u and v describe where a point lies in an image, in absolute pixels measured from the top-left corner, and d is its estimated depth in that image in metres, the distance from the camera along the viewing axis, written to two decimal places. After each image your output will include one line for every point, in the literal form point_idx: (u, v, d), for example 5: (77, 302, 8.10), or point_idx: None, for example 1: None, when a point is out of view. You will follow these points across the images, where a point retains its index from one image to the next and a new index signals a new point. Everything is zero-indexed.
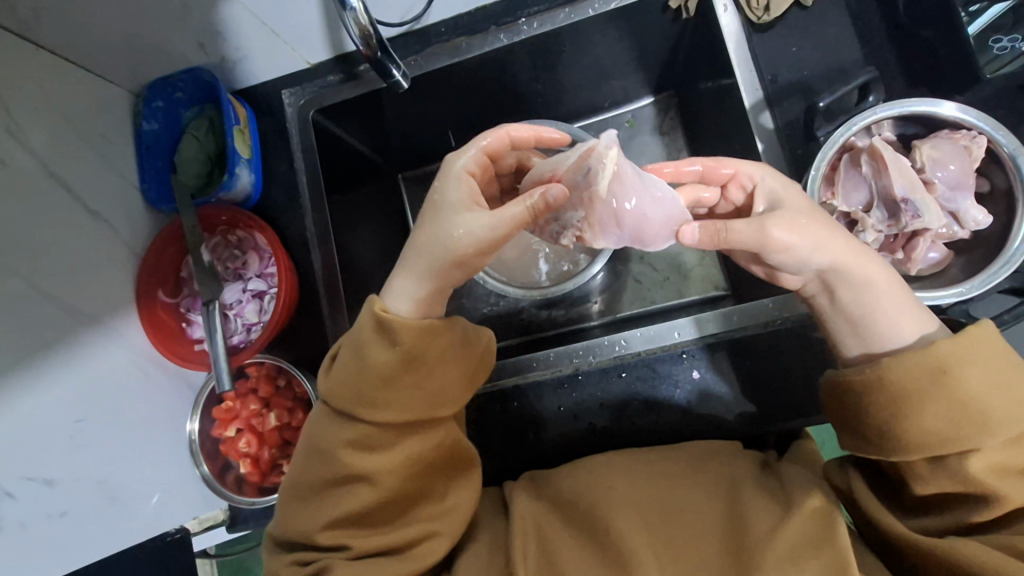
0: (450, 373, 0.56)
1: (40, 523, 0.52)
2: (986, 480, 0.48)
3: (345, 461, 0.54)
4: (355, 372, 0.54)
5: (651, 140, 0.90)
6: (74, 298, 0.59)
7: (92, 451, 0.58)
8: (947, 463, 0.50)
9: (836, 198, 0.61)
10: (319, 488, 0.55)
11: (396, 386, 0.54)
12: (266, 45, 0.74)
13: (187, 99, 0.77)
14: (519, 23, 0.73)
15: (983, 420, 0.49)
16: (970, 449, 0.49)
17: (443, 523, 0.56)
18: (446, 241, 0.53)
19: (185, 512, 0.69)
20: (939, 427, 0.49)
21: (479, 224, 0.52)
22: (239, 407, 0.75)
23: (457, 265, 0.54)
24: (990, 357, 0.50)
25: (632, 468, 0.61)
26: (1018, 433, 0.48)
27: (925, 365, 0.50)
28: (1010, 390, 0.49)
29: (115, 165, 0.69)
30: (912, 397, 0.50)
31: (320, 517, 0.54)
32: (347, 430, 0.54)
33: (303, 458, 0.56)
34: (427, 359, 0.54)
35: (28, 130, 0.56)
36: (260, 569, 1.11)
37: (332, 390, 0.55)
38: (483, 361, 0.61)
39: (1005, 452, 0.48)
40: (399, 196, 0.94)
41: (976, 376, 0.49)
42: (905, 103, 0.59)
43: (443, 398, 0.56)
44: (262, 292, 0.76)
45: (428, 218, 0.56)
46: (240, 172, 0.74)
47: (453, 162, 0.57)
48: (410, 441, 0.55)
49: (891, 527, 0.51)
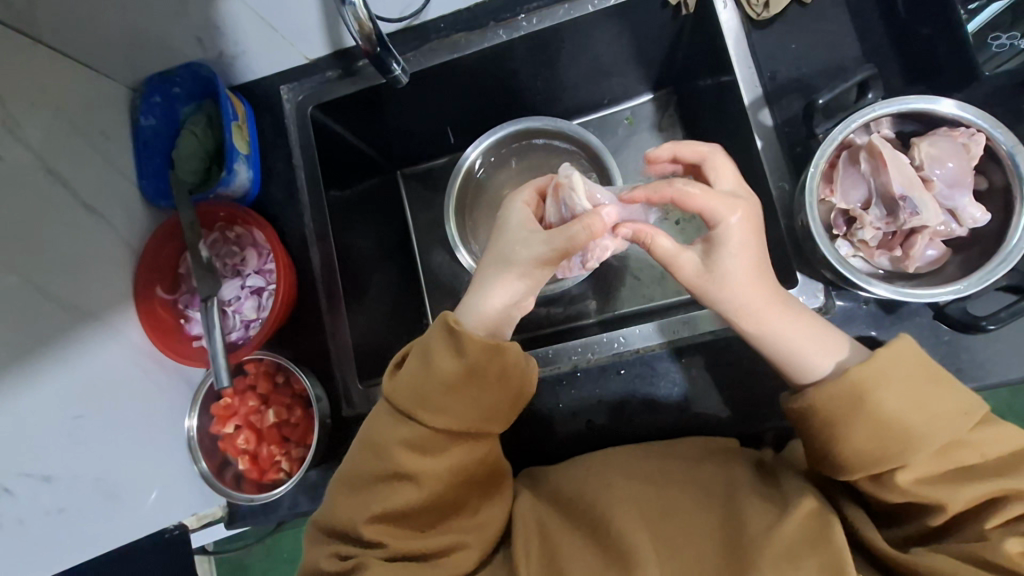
0: (506, 394, 0.57)
1: (39, 521, 0.52)
2: (923, 492, 0.50)
3: (395, 459, 0.55)
4: (420, 377, 0.55)
5: (650, 137, 0.90)
6: (71, 293, 0.59)
7: (89, 448, 0.58)
8: (885, 479, 0.52)
9: (834, 195, 0.62)
10: (365, 483, 0.56)
11: (454, 396, 0.55)
12: (264, 40, 0.73)
13: (184, 94, 0.77)
14: (519, 18, 0.73)
15: (905, 437, 0.51)
16: (898, 467, 0.51)
17: (474, 536, 0.57)
18: (507, 257, 0.58)
19: (184, 508, 0.69)
20: (867, 450, 0.51)
21: (539, 239, 0.57)
22: (237, 403, 0.75)
23: (521, 278, 0.58)
24: (905, 375, 0.51)
25: (615, 467, 0.61)
26: (944, 443, 0.51)
27: (845, 393, 0.52)
28: (929, 404, 0.51)
29: (112, 160, 0.68)
30: (839, 422, 0.52)
31: (365, 509, 0.55)
32: (404, 429, 0.55)
33: (358, 451, 0.57)
34: (488, 376, 0.55)
35: (24, 124, 0.56)
36: (258, 567, 1.11)
37: (396, 390, 0.56)
38: (533, 389, 0.59)
39: (933, 462, 0.51)
40: (398, 192, 0.94)
41: (893, 398, 0.51)
42: (903, 100, 0.58)
43: (496, 416, 0.57)
44: (261, 289, 0.76)
45: (494, 239, 0.61)
46: (239, 168, 0.74)
47: (514, 196, 0.64)
48: (461, 450, 0.56)
49: (868, 536, 0.52)
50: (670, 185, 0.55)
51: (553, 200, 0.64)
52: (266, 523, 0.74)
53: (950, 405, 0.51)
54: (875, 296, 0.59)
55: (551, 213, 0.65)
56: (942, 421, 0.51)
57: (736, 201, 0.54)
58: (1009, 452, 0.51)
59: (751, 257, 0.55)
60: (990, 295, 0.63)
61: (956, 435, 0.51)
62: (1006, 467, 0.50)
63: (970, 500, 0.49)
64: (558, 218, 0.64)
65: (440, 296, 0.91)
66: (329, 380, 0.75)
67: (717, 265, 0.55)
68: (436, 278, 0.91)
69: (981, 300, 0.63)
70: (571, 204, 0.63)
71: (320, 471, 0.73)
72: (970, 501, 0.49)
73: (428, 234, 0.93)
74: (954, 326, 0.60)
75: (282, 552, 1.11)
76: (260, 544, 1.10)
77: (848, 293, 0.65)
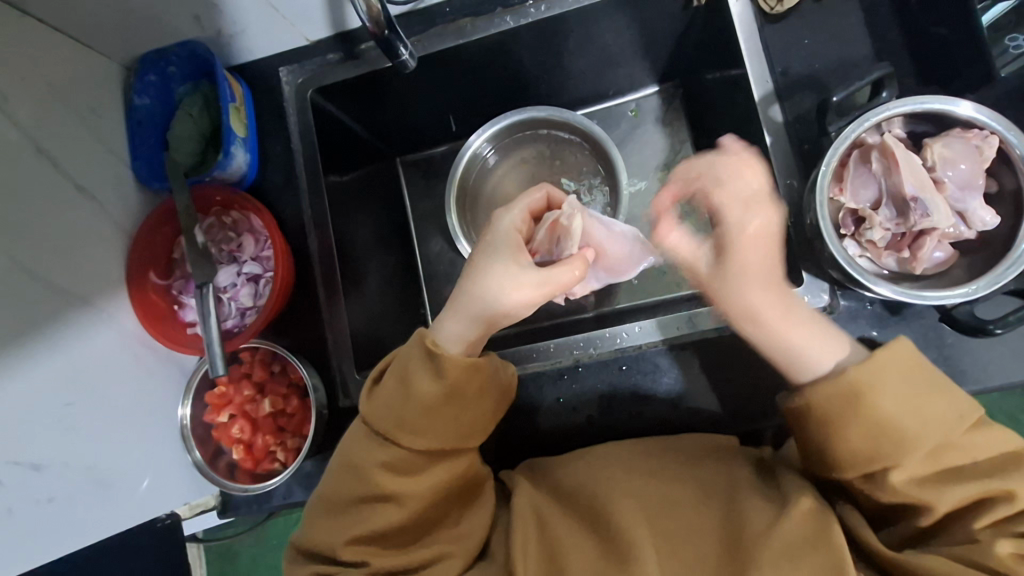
0: (483, 410, 0.58)
1: (26, 509, 0.51)
2: (911, 492, 0.50)
3: (375, 482, 0.55)
4: (398, 399, 0.56)
5: (654, 131, 0.89)
6: (64, 276, 0.57)
7: (80, 434, 0.56)
8: (877, 479, 0.51)
9: (844, 194, 0.61)
10: (345, 503, 0.56)
11: (434, 416, 0.56)
12: (265, 20, 0.71)
13: (181, 74, 0.74)
14: (526, 5, 0.71)
15: (899, 437, 0.50)
16: (889, 466, 0.50)
17: (457, 546, 0.57)
18: (495, 296, 0.56)
19: (175, 497, 0.68)
20: (862, 448, 0.51)
21: (530, 281, 0.56)
22: (232, 392, 0.73)
23: (507, 316, 0.58)
24: (902, 376, 0.51)
25: (603, 463, 0.61)
26: (936, 445, 0.50)
27: (840, 393, 0.51)
28: (923, 405, 0.51)
29: (107, 141, 0.67)
30: (833, 420, 0.52)
31: (344, 532, 0.55)
32: (383, 452, 0.56)
33: (335, 475, 0.57)
34: (468, 394, 0.56)
35: (14, 101, 0.54)
36: (248, 556, 1.10)
37: (372, 412, 0.57)
38: (511, 394, 0.62)
39: (926, 463, 0.50)
40: (397, 180, 0.92)
41: (887, 395, 0.51)
42: (920, 99, 0.58)
43: (473, 430, 0.58)
44: (257, 276, 0.74)
45: (477, 263, 0.59)
46: (236, 151, 0.72)
47: (499, 221, 0.61)
48: (441, 467, 0.57)
49: (864, 536, 0.52)
50: (710, 165, 0.59)
51: (547, 230, 0.65)
52: (259, 513, 0.74)
53: (943, 407, 0.51)
54: (881, 296, 0.59)
55: (541, 239, 0.65)
56: (936, 422, 0.50)
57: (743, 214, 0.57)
58: (1004, 455, 0.51)
59: (773, 256, 0.57)
60: (997, 298, 0.63)
61: (948, 437, 0.50)
62: (1000, 470, 0.50)
63: (958, 501, 0.49)
64: (544, 247, 0.66)
65: (439, 286, 0.89)
66: (327, 372, 0.73)
67: (725, 270, 0.58)
68: (434, 267, 0.90)
69: (989, 303, 0.63)
70: (563, 242, 0.65)
71: (316, 461, 0.72)
72: (959, 501, 0.49)
73: (426, 221, 0.92)
74: (962, 329, 0.61)
75: (274, 543, 1.10)
76: (252, 532, 1.09)
77: (853, 293, 0.65)
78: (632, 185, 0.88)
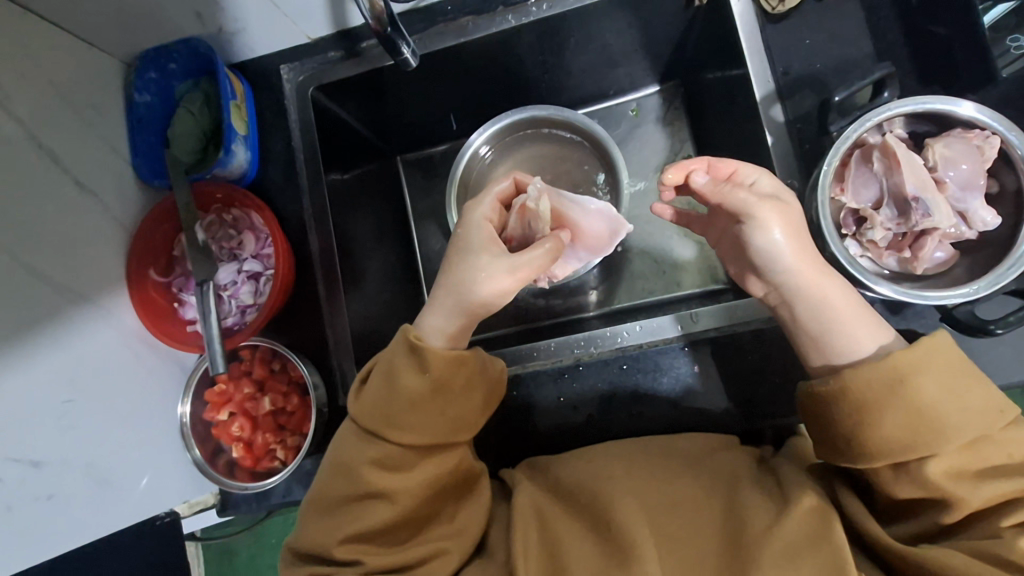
0: (472, 403, 0.59)
1: (27, 506, 0.51)
2: (946, 485, 0.49)
3: (367, 479, 0.55)
4: (386, 395, 0.56)
5: (655, 130, 0.89)
6: (63, 273, 0.57)
7: (79, 430, 0.56)
8: (908, 468, 0.51)
9: (845, 194, 0.61)
10: (339, 502, 0.56)
11: (422, 411, 0.56)
12: (266, 18, 0.71)
13: (181, 71, 0.74)
14: (528, 3, 0.71)
15: (938, 427, 0.50)
16: (925, 456, 0.50)
17: (454, 542, 0.57)
18: (470, 285, 0.57)
19: (174, 495, 0.68)
20: (898, 437, 0.51)
21: (498, 266, 0.57)
22: (232, 390, 0.73)
23: (483, 304, 0.58)
24: (944, 367, 0.51)
25: (603, 463, 0.61)
26: (974, 438, 0.50)
27: (884, 376, 0.51)
28: (963, 397, 0.50)
29: (107, 138, 0.67)
30: (869, 404, 0.52)
31: (339, 531, 0.55)
32: (373, 449, 0.56)
33: (328, 474, 0.57)
34: (454, 387, 0.57)
35: (14, 98, 0.54)
36: (246, 555, 1.10)
37: (362, 411, 0.57)
38: (500, 388, 0.62)
39: (961, 455, 0.50)
40: (398, 178, 0.92)
41: (932, 382, 0.50)
42: (922, 99, 0.58)
43: (464, 424, 0.58)
44: (257, 274, 0.74)
45: (453, 257, 0.60)
46: (237, 148, 0.72)
47: (473, 212, 0.62)
48: (433, 462, 0.57)
49: (869, 529, 0.52)
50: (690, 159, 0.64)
51: (517, 216, 0.65)
52: (258, 511, 0.74)
53: (982, 402, 0.51)
54: (882, 296, 0.59)
55: (513, 226, 0.65)
56: (975, 416, 0.50)
57: (775, 201, 0.55)
58: None
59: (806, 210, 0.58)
60: (998, 299, 0.63)
61: (985, 431, 0.50)
62: None
63: (988, 499, 0.49)
64: (519, 232, 0.66)
65: None
66: (327, 371, 0.73)
67: (790, 214, 0.55)
68: (435, 265, 0.90)
69: (988, 304, 0.64)
70: (531, 225, 0.65)
71: (316, 459, 0.72)
72: (989, 499, 0.49)
73: (426, 220, 0.92)
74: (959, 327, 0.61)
75: (273, 541, 1.10)
76: (251, 531, 1.09)
77: None
78: (632, 185, 0.88)
